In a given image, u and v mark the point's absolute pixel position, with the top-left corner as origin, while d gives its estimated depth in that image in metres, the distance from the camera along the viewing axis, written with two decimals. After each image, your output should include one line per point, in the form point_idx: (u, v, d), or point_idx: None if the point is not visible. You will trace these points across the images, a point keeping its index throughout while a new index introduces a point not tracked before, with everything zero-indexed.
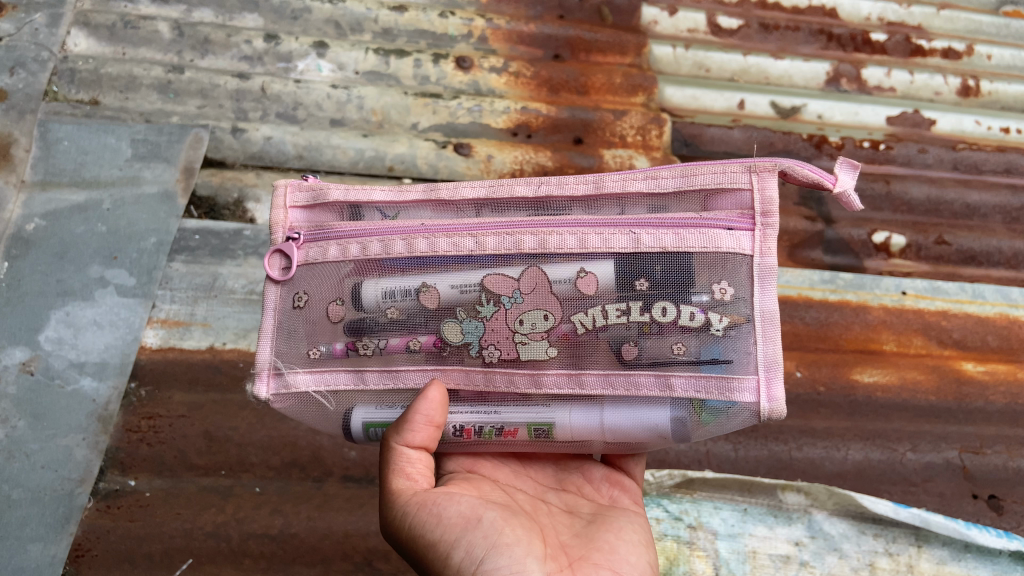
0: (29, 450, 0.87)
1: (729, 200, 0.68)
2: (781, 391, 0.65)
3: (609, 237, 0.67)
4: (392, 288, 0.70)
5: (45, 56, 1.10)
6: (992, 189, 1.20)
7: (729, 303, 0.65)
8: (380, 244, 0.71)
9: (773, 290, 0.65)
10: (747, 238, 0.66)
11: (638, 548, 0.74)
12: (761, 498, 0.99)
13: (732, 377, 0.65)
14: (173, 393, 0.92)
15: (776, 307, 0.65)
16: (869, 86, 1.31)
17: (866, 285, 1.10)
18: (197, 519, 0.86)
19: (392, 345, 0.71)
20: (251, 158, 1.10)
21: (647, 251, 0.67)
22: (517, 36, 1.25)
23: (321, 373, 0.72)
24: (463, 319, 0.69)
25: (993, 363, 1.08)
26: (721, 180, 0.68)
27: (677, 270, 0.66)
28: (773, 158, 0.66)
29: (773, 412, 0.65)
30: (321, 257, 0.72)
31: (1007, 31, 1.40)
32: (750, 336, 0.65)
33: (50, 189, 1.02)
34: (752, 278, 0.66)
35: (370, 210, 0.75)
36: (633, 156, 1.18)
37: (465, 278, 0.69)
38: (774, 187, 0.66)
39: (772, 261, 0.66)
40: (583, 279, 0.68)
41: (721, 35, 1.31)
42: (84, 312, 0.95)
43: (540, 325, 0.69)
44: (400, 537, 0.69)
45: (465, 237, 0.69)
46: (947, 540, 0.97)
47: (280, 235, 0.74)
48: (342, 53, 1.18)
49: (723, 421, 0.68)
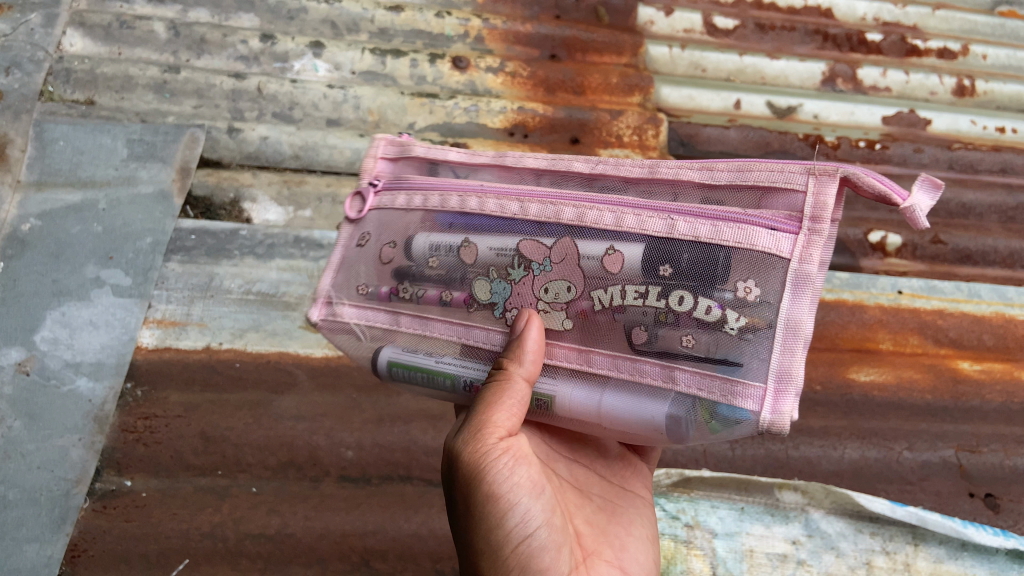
0: (25, 451, 0.86)
1: (784, 199, 0.61)
2: (791, 406, 0.57)
3: (647, 219, 0.63)
4: (438, 241, 0.70)
5: (40, 56, 1.10)
6: (987, 189, 1.20)
7: (751, 304, 0.58)
8: (439, 198, 0.71)
9: (806, 299, 0.58)
10: (788, 240, 0.59)
11: (644, 544, 0.78)
12: (758, 497, 0.99)
13: (740, 381, 0.58)
14: (168, 393, 0.92)
15: (804, 319, 0.58)
16: (865, 85, 1.31)
17: (862, 284, 1.10)
18: (193, 519, 0.86)
19: (427, 296, 0.70)
20: (246, 158, 1.11)
21: (680, 237, 0.61)
22: (513, 36, 1.25)
23: (364, 310, 0.73)
24: (494, 279, 0.68)
25: (989, 362, 1.08)
26: (775, 178, 0.61)
27: (709, 261, 0.59)
28: (838, 162, 0.59)
29: (775, 426, 0.57)
30: (390, 204, 0.74)
31: (1001, 31, 1.40)
32: (768, 343, 0.58)
33: (45, 189, 1.02)
34: (785, 283, 0.58)
35: (445, 168, 0.76)
36: (630, 155, 1.18)
37: (502, 243, 0.67)
38: (832, 194, 0.59)
39: (811, 268, 0.58)
40: (609, 255, 0.63)
41: (716, 35, 1.32)
42: (79, 312, 0.95)
43: (563, 297, 0.66)
44: (470, 471, 0.64)
45: (512, 201, 0.68)
46: (944, 539, 0.97)
47: (363, 179, 0.77)
48: (338, 53, 1.18)
49: (726, 429, 0.60)
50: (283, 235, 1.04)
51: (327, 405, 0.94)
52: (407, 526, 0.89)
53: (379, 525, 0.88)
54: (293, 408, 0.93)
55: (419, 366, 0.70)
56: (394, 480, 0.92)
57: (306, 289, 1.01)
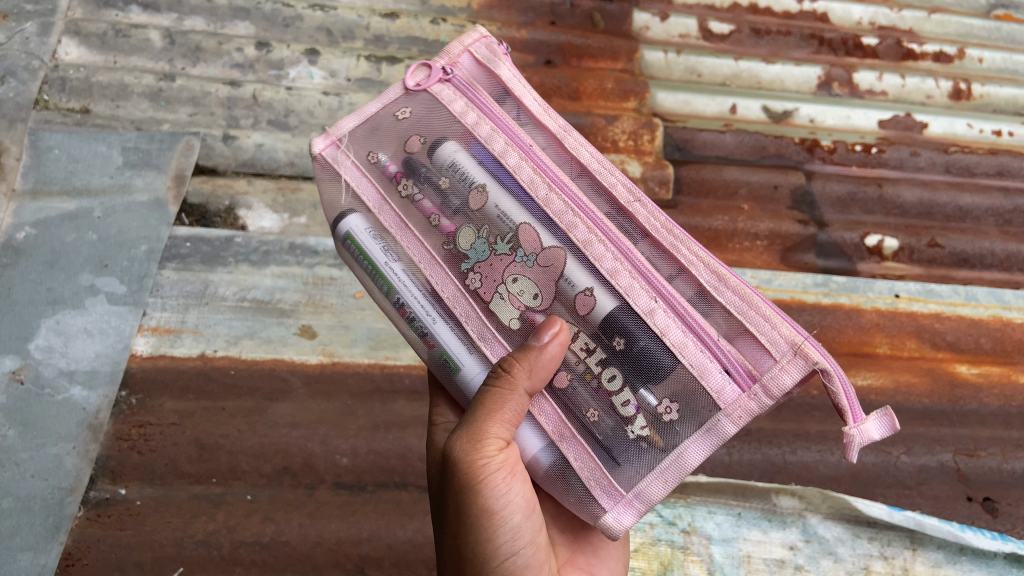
0: (19, 459, 0.87)
1: (757, 352, 0.59)
2: (629, 522, 0.61)
3: (636, 286, 0.63)
4: (461, 164, 0.70)
5: (35, 65, 1.10)
6: (984, 192, 1.20)
7: (662, 422, 0.60)
8: (488, 132, 0.71)
9: (706, 448, 0.59)
10: (726, 390, 0.58)
11: (614, 549, 0.80)
12: (755, 502, 0.99)
13: (610, 480, 0.62)
14: (163, 401, 0.92)
15: (692, 463, 0.59)
16: (861, 89, 1.32)
17: (859, 288, 1.10)
18: (188, 527, 0.86)
19: (420, 206, 0.72)
20: (242, 165, 1.11)
21: (639, 316, 0.62)
22: (509, 42, 1.25)
23: (362, 175, 0.74)
24: (482, 236, 0.68)
25: (987, 365, 1.08)
26: (762, 331, 0.59)
27: (648, 351, 0.61)
28: (824, 355, 0.55)
29: (610, 529, 0.62)
30: (448, 101, 0.74)
31: (998, 35, 1.40)
32: (650, 463, 0.61)
33: (40, 198, 1.02)
34: (698, 423, 0.59)
35: (513, 106, 0.76)
36: (626, 160, 1.17)
37: (509, 211, 0.67)
38: (792, 380, 0.56)
39: (730, 427, 0.58)
40: (584, 296, 0.64)
41: (711, 40, 1.32)
42: (74, 320, 0.95)
43: (525, 298, 0.66)
44: (464, 480, 0.65)
45: (542, 184, 0.67)
46: (942, 543, 0.97)
47: (442, 61, 0.76)
48: (333, 61, 1.18)
49: (573, 501, 0.64)
50: (278, 241, 1.03)
51: (322, 412, 0.94)
52: (401, 533, 0.89)
53: (374, 532, 0.88)
54: (289, 415, 0.93)
55: (370, 255, 0.71)
56: (390, 487, 0.92)
57: (301, 296, 1.01)
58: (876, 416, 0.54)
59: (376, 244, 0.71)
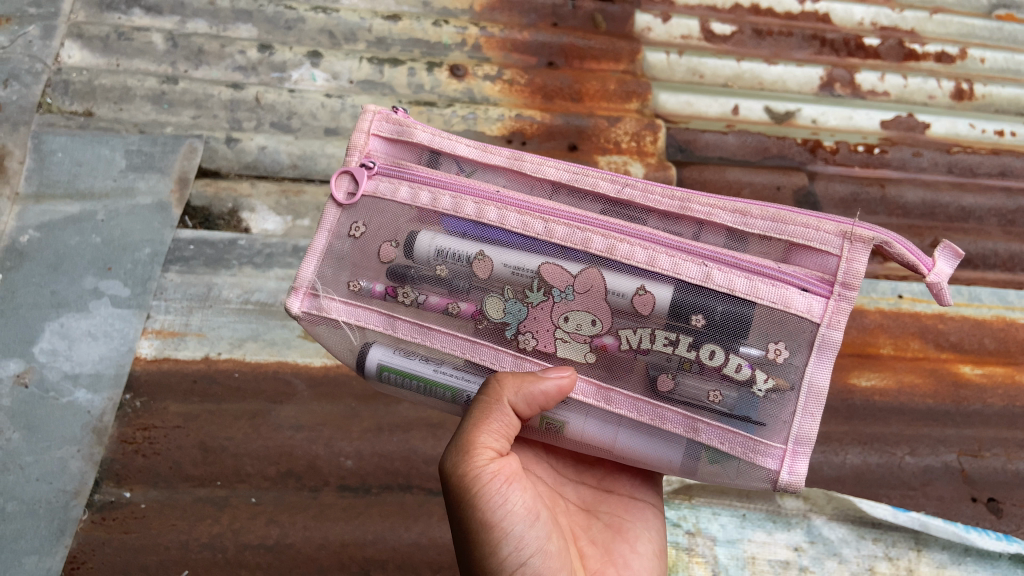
0: (24, 463, 0.86)
1: (816, 258, 0.63)
2: (805, 470, 0.63)
3: (679, 262, 0.64)
4: (445, 247, 0.68)
5: (38, 68, 1.10)
6: (987, 193, 1.20)
7: (779, 365, 0.62)
8: (451, 201, 0.69)
9: (829, 365, 0.62)
10: (819, 304, 0.62)
11: (649, 559, 0.77)
12: (760, 503, 1.00)
13: (762, 441, 0.63)
14: (167, 404, 0.92)
15: (826, 384, 0.62)
16: (863, 90, 1.32)
17: (862, 288, 1.09)
18: (192, 530, 0.86)
19: (429, 303, 0.70)
20: (245, 167, 1.10)
21: (713, 289, 0.63)
22: (511, 44, 1.25)
23: (355, 308, 0.71)
24: (509, 298, 0.67)
25: (990, 366, 1.08)
26: (810, 237, 0.63)
27: (738, 318, 0.62)
28: (874, 229, 0.61)
29: (791, 485, 0.63)
30: (390, 194, 0.70)
31: (999, 35, 1.40)
32: (791, 405, 0.63)
33: (44, 201, 1.02)
34: (812, 346, 0.62)
35: (447, 160, 0.73)
36: (628, 163, 1.18)
37: (521, 262, 0.66)
38: (865, 260, 0.61)
39: (837, 335, 0.62)
40: (640, 297, 0.64)
41: (714, 41, 1.32)
42: (78, 323, 0.95)
43: (585, 329, 0.67)
44: (457, 496, 0.65)
45: (535, 219, 0.67)
46: (947, 544, 0.97)
47: (354, 160, 0.72)
48: (336, 63, 1.18)
49: (734, 476, 0.66)
50: (281, 244, 1.03)
51: (326, 415, 0.94)
52: (407, 535, 0.89)
53: (379, 535, 0.88)
54: (293, 417, 0.93)
55: (414, 373, 0.70)
56: (394, 490, 0.91)
57: None
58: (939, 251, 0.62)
59: (413, 360, 0.70)
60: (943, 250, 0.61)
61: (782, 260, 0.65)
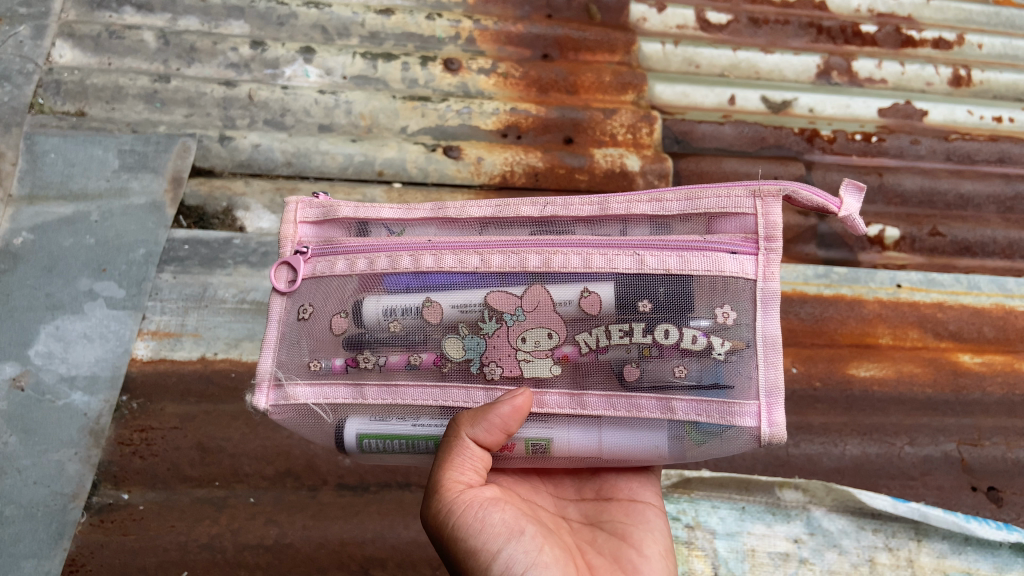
0: (21, 466, 0.87)
1: (734, 224, 0.69)
2: (782, 418, 0.65)
3: (615, 257, 0.68)
4: (392, 305, 0.70)
5: (29, 68, 1.09)
6: (985, 179, 1.19)
7: (731, 327, 0.65)
8: (387, 259, 0.71)
9: (775, 315, 0.65)
10: (750, 263, 0.66)
11: (658, 559, 0.75)
12: (759, 496, 0.99)
13: (734, 404, 0.65)
14: (164, 405, 0.92)
15: (779, 332, 0.65)
16: (860, 78, 1.30)
17: (861, 278, 1.09)
18: (191, 531, 0.86)
19: (391, 363, 0.70)
20: (239, 165, 1.09)
21: (651, 273, 0.67)
22: (506, 37, 1.24)
23: (321, 387, 0.71)
24: (464, 336, 0.69)
25: (990, 354, 1.07)
26: (725, 205, 0.68)
27: (681, 294, 0.66)
28: (779, 182, 0.67)
29: (773, 437, 0.65)
30: (328, 270, 0.72)
31: (997, 20, 1.40)
32: (751, 360, 0.65)
33: (37, 203, 1.02)
34: (756, 302, 0.66)
35: (377, 227, 0.75)
36: (624, 155, 1.16)
37: (466, 299, 0.69)
38: (779, 211, 0.67)
39: (776, 285, 0.66)
40: (585, 297, 0.67)
41: (709, 30, 1.31)
42: (73, 326, 0.94)
43: (544, 343, 0.69)
44: (439, 536, 0.66)
45: (470, 254, 0.70)
46: (947, 534, 0.97)
47: (287, 248, 0.74)
48: (329, 59, 1.17)
49: (718, 444, 0.68)
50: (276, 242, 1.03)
51: None
52: (405, 533, 0.89)
53: (377, 533, 0.88)
54: None
55: (395, 433, 0.71)
56: (393, 487, 0.92)
57: None
58: (844, 189, 0.67)
59: (390, 421, 0.71)
60: (848, 189, 0.67)
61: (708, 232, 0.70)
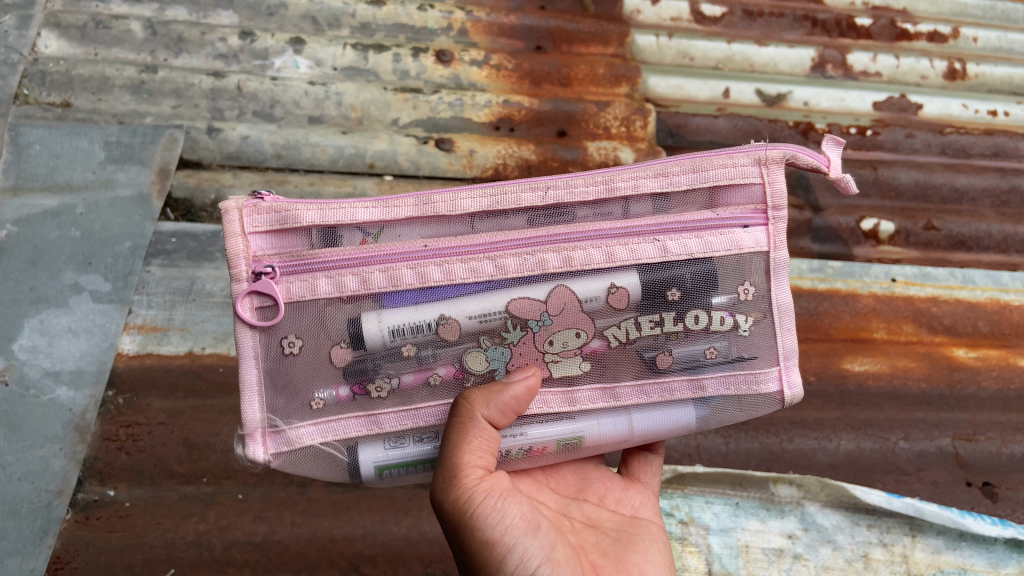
0: (5, 462, 0.85)
1: (738, 194, 0.70)
2: (799, 377, 0.72)
3: (637, 247, 0.67)
4: (398, 325, 0.66)
5: (15, 58, 1.07)
6: (981, 173, 1.19)
7: (749, 301, 0.70)
8: (384, 277, 0.65)
9: (786, 282, 0.70)
10: (762, 233, 0.69)
11: (663, 567, 0.74)
12: (752, 491, 0.97)
13: (758, 372, 0.71)
14: (151, 400, 0.91)
15: (791, 299, 0.70)
16: (855, 71, 1.29)
17: (855, 273, 1.08)
18: (179, 528, 0.85)
19: (406, 383, 0.68)
20: (228, 158, 1.08)
21: (675, 259, 0.67)
22: (498, 28, 1.22)
23: (327, 424, 0.68)
24: (487, 347, 0.68)
25: (984, 349, 1.07)
26: (730, 176, 0.69)
27: (705, 276, 0.68)
28: (781, 148, 0.69)
29: (795, 397, 0.72)
30: (310, 292, 0.65)
31: (992, 13, 1.39)
32: (770, 329, 0.71)
33: (21, 195, 1.00)
34: (768, 272, 0.70)
35: (346, 230, 0.68)
36: (617, 148, 1.16)
37: (485, 309, 0.66)
38: (782, 179, 0.69)
39: (784, 254, 0.70)
40: (614, 292, 0.67)
41: (704, 22, 1.29)
42: (58, 320, 0.93)
43: (572, 342, 0.69)
44: (457, 522, 0.65)
45: (483, 261, 0.66)
46: (942, 529, 0.96)
47: (243, 267, 0.65)
48: (319, 49, 1.15)
49: (742, 411, 0.73)
50: None
51: None
52: (396, 530, 0.88)
53: (368, 529, 0.87)
54: None
55: (414, 459, 0.70)
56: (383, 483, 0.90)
57: None
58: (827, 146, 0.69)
59: (406, 446, 0.70)
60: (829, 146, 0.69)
61: (710, 205, 0.70)
